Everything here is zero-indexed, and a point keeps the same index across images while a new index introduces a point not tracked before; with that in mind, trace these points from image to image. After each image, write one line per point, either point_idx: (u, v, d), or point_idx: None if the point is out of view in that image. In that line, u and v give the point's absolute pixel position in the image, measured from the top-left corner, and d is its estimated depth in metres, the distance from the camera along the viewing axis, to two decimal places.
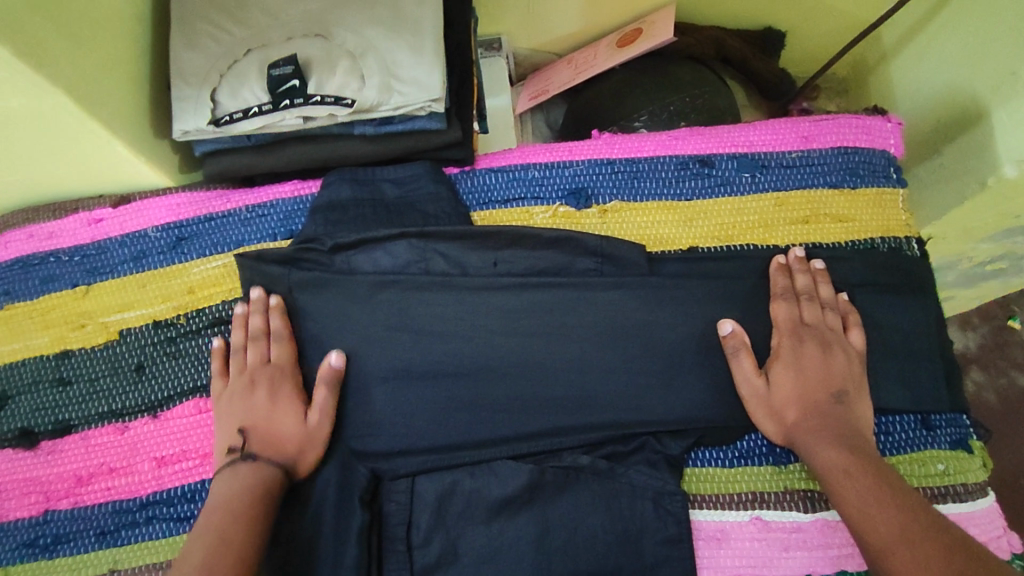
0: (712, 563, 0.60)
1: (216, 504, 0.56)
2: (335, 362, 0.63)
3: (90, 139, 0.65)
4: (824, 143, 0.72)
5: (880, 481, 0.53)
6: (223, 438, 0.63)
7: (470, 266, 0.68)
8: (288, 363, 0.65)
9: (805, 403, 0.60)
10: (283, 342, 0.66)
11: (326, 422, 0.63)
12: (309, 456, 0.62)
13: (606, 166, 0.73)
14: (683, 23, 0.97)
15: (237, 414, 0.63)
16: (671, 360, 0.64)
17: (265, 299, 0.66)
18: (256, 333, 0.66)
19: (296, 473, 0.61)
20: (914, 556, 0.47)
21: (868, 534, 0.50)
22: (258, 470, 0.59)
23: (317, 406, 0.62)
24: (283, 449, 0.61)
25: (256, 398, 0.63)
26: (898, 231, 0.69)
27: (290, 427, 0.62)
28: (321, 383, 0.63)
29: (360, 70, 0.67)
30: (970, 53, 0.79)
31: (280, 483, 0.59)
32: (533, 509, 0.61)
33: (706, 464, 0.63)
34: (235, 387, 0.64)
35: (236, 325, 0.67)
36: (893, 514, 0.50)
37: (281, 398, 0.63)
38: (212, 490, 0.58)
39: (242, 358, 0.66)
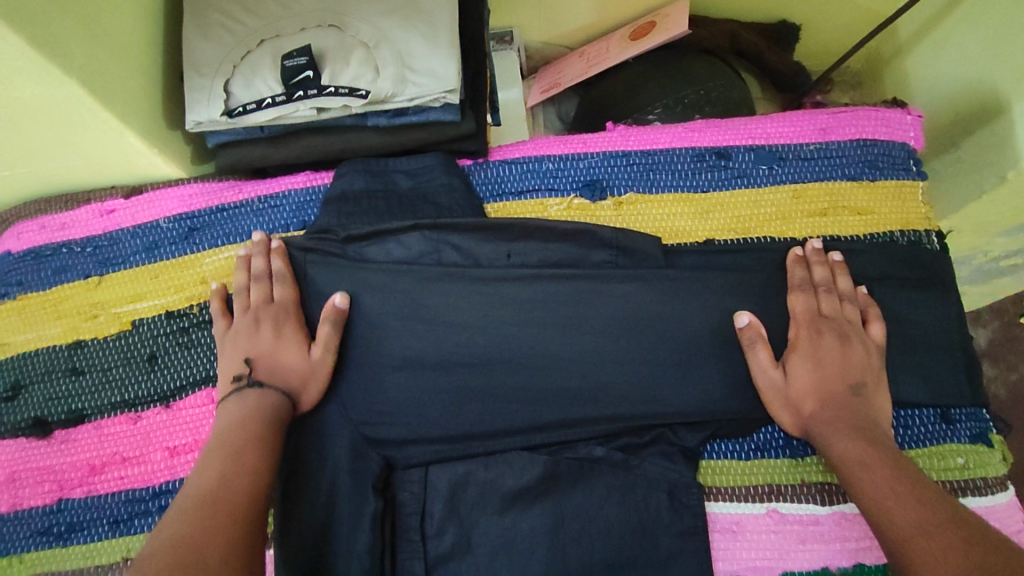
0: (727, 556, 0.60)
1: (223, 430, 0.57)
2: (339, 303, 0.64)
3: (103, 129, 0.65)
4: (842, 135, 0.71)
5: (899, 474, 0.52)
6: (227, 371, 0.63)
7: (484, 257, 0.67)
8: (291, 301, 0.65)
9: (824, 395, 0.59)
10: (286, 283, 0.66)
11: (329, 357, 0.63)
12: (313, 388, 0.62)
13: (621, 157, 0.72)
14: (696, 16, 0.96)
15: (241, 349, 0.63)
16: (686, 352, 0.63)
17: (267, 242, 0.67)
18: (259, 274, 0.66)
19: (300, 402, 0.62)
20: (932, 545, 0.46)
21: (885, 524, 0.50)
22: (263, 396, 0.60)
23: (320, 341, 0.63)
24: (287, 380, 0.61)
25: (259, 333, 0.64)
26: (918, 224, 0.68)
27: (293, 359, 0.62)
28: (324, 321, 0.63)
29: (374, 60, 0.66)
30: (990, 46, 0.78)
31: (285, 411, 0.60)
32: (547, 500, 0.60)
33: (721, 457, 0.63)
34: (239, 326, 0.65)
35: (239, 268, 0.67)
36: (913, 506, 0.49)
37: (285, 333, 0.64)
38: (217, 419, 0.58)
39: (245, 297, 0.66)
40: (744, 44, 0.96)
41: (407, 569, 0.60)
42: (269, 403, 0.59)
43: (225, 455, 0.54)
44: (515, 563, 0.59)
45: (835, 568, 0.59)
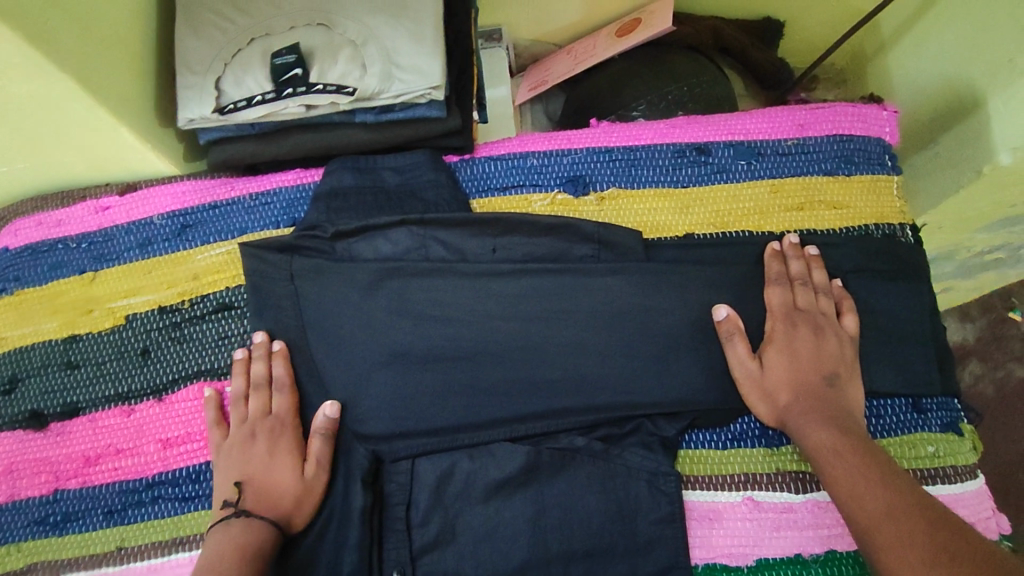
0: (704, 543, 0.61)
1: (209, 562, 0.55)
2: (331, 413, 0.64)
3: (97, 126, 0.66)
4: (819, 131, 0.72)
5: (869, 461, 0.54)
6: (219, 494, 0.63)
7: (469, 252, 0.69)
8: (287, 415, 0.66)
9: (799, 386, 0.61)
10: (284, 392, 0.66)
11: (322, 476, 0.63)
12: (304, 510, 0.62)
13: (604, 154, 0.74)
14: (682, 13, 0.98)
15: (235, 467, 0.63)
16: (667, 344, 0.65)
17: (267, 344, 0.67)
18: (257, 381, 0.66)
19: (291, 525, 0.61)
20: (898, 530, 0.48)
21: (855, 509, 0.52)
22: (251, 526, 0.58)
23: (313, 457, 0.63)
24: (278, 503, 0.61)
25: (254, 453, 0.64)
26: (892, 218, 0.69)
27: (286, 479, 0.62)
28: (317, 434, 0.63)
29: (361, 58, 0.68)
30: (968, 42, 0.79)
31: (273, 540, 0.59)
32: (530, 490, 0.62)
33: (699, 446, 0.64)
34: (234, 440, 0.65)
35: (237, 371, 0.68)
36: (881, 491, 0.51)
37: (280, 451, 0.64)
38: (205, 546, 0.58)
39: (241, 408, 0.67)
40: (729, 41, 0.97)
41: (394, 558, 0.61)
42: (259, 532, 0.58)
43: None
44: (498, 550, 0.61)
45: (808, 555, 0.61)
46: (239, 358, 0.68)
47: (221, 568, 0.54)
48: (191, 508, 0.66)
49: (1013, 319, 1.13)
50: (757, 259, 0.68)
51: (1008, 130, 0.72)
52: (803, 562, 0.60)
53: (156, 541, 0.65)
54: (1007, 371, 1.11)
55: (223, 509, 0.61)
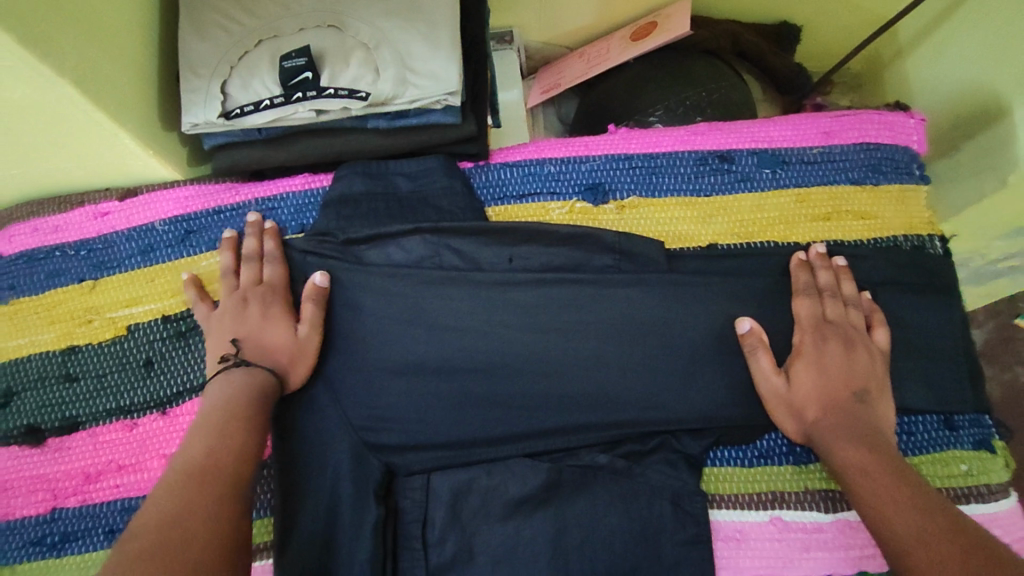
0: (730, 563, 0.59)
1: (210, 408, 0.55)
2: (321, 280, 0.63)
3: (96, 131, 0.63)
4: (845, 139, 0.71)
5: (904, 484, 0.51)
6: (213, 354, 0.62)
7: (485, 261, 0.66)
8: (280, 281, 0.65)
9: (828, 401, 0.59)
10: (276, 263, 0.66)
11: (315, 335, 0.62)
12: (299, 368, 0.61)
13: (623, 161, 0.72)
14: (697, 17, 0.96)
15: (229, 328, 0.62)
16: (691, 358, 0.63)
17: (260, 223, 0.68)
18: (249, 255, 0.66)
19: (287, 381, 0.60)
20: (933, 557, 0.45)
21: (888, 537, 0.49)
22: (250, 374, 0.58)
23: (306, 318, 0.62)
24: (273, 359, 0.60)
25: (247, 315, 0.63)
26: (922, 229, 0.68)
27: (280, 336, 0.61)
28: (308, 299, 0.63)
29: (374, 62, 0.65)
30: (991, 49, 0.78)
31: (272, 391, 0.58)
32: (549, 508, 0.60)
33: (725, 464, 0.62)
34: (225, 307, 0.64)
35: (226, 249, 0.67)
36: (915, 517, 0.49)
37: (272, 312, 0.63)
38: (204, 395, 0.57)
39: (233, 279, 0.66)
40: (745, 45, 0.95)
41: None
42: (256, 382, 0.58)
43: (209, 437, 0.52)
44: (517, 571, 0.59)
45: None
46: (230, 236, 0.67)
47: (228, 406, 0.55)
48: None
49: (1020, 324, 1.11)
50: (786, 271, 0.65)
51: None
52: None
53: None
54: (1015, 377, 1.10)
55: (219, 364, 0.60)
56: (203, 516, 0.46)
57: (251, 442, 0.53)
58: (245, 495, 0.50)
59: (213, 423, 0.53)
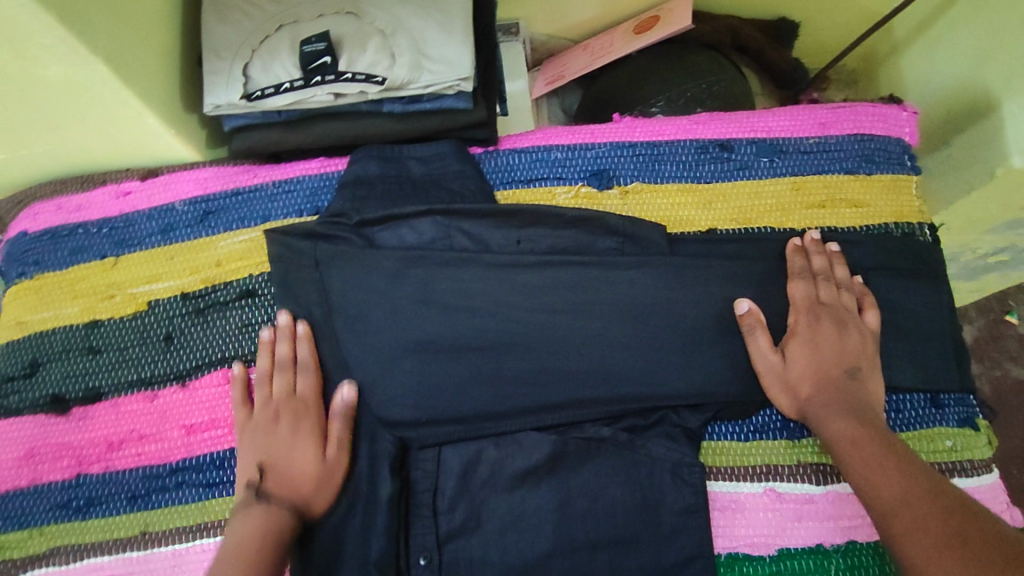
0: (726, 532, 0.62)
1: (229, 546, 0.55)
2: (349, 394, 0.64)
3: (123, 110, 0.66)
4: (841, 130, 0.74)
5: (889, 453, 0.55)
6: (242, 472, 0.62)
7: (494, 243, 0.69)
8: (312, 397, 0.66)
9: (821, 378, 0.62)
10: (309, 372, 0.66)
11: (343, 456, 0.63)
12: (325, 492, 0.61)
13: (627, 148, 0.74)
14: (699, 12, 0.98)
15: (259, 447, 0.63)
16: (690, 337, 0.66)
17: (291, 325, 0.67)
18: (283, 362, 0.66)
19: (311, 508, 0.61)
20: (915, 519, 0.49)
21: (875, 502, 0.52)
22: (271, 511, 0.58)
23: (333, 438, 0.63)
24: (299, 486, 0.60)
25: (277, 432, 0.63)
26: (912, 217, 0.71)
27: (308, 461, 0.62)
28: (335, 417, 0.64)
29: (391, 48, 0.68)
30: (983, 46, 0.81)
31: (293, 528, 0.58)
32: (554, 478, 0.63)
33: (722, 438, 0.66)
34: (257, 422, 0.64)
35: (261, 353, 0.68)
36: (898, 482, 0.52)
37: (302, 431, 0.63)
38: (226, 530, 0.57)
39: (267, 389, 0.67)
40: (746, 41, 0.98)
41: (420, 544, 0.62)
42: (281, 518, 0.58)
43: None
44: (523, 538, 0.61)
45: (829, 545, 0.62)
46: (264, 337, 0.68)
47: (243, 548, 0.55)
48: (216, 494, 0.66)
49: (1009, 321, 1.15)
50: (782, 257, 0.69)
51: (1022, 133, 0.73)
52: (824, 552, 0.62)
53: (181, 526, 0.65)
54: (1004, 372, 1.13)
55: (246, 488, 0.60)
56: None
57: None
58: None
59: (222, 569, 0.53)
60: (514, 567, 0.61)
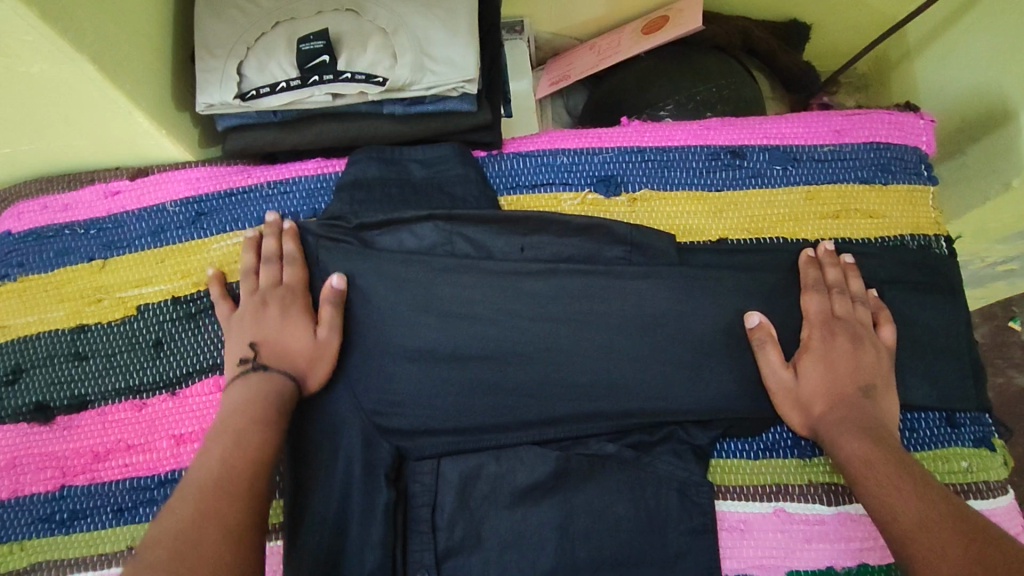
0: (734, 553, 0.60)
1: (229, 411, 0.56)
2: (337, 283, 0.63)
3: (110, 109, 0.63)
4: (856, 138, 0.71)
5: (906, 474, 0.52)
6: (233, 355, 0.62)
7: (497, 250, 0.67)
8: (299, 284, 0.65)
9: (835, 396, 0.60)
10: (296, 264, 0.65)
11: (336, 337, 0.62)
12: (319, 369, 0.61)
13: (636, 154, 0.72)
14: (709, 13, 0.96)
15: (249, 330, 0.62)
16: (700, 350, 0.63)
17: (279, 223, 0.67)
18: (269, 255, 0.65)
19: (307, 384, 0.61)
20: (939, 546, 0.46)
21: (892, 524, 0.50)
22: (268, 382, 0.58)
23: (325, 320, 0.62)
24: (293, 362, 0.61)
25: (266, 317, 0.63)
26: (928, 229, 0.69)
27: (300, 339, 0.61)
28: (324, 302, 0.63)
29: (392, 46, 0.65)
30: (1001, 53, 0.78)
31: (292, 394, 0.59)
32: (557, 496, 0.61)
33: (731, 456, 0.63)
34: (245, 308, 0.64)
35: (246, 248, 0.67)
36: (917, 506, 0.50)
37: (292, 314, 0.63)
38: (224, 399, 0.58)
39: (254, 279, 0.66)
40: (757, 42, 0.96)
41: (418, 562, 0.60)
42: (277, 390, 0.58)
43: (224, 441, 0.53)
44: (523, 557, 0.59)
45: (839, 568, 0.60)
46: (249, 235, 0.67)
47: (245, 411, 0.55)
48: None
49: (1013, 328, 1.13)
50: (798, 264, 0.66)
51: None
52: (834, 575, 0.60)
53: None
54: (1007, 380, 1.12)
55: (239, 366, 0.61)
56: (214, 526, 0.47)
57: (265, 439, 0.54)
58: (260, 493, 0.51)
59: (228, 431, 0.54)
60: None
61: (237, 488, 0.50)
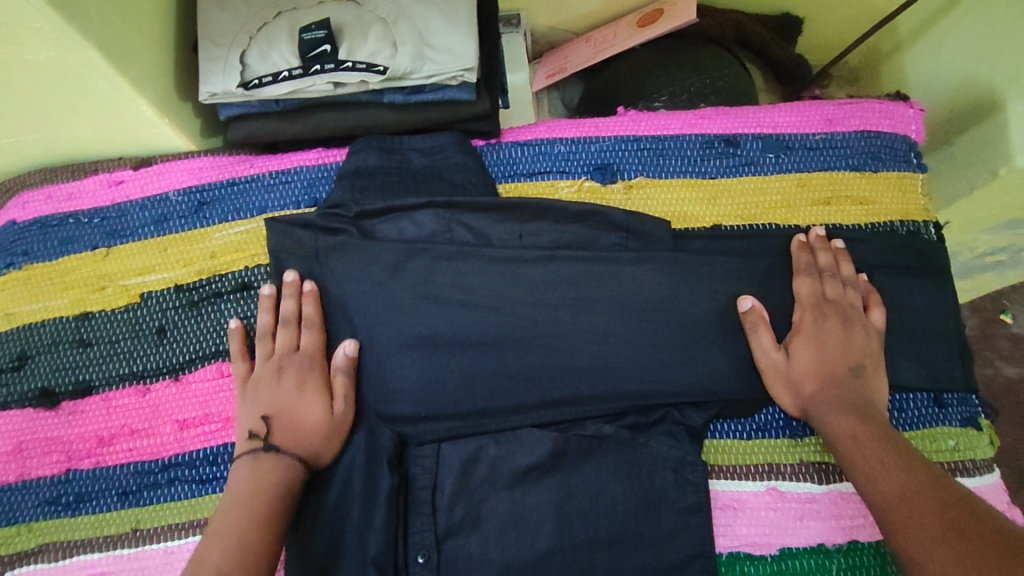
0: (728, 531, 0.62)
1: (236, 500, 0.56)
2: (351, 351, 0.64)
3: (114, 97, 0.64)
4: (847, 127, 0.73)
5: (890, 449, 0.54)
6: (244, 425, 0.62)
7: (495, 237, 0.68)
8: (316, 350, 0.65)
9: (826, 376, 0.61)
10: (313, 329, 0.65)
11: (349, 413, 0.63)
12: (330, 447, 0.61)
13: (632, 142, 0.73)
14: (703, 6, 0.97)
15: (262, 400, 0.62)
16: (695, 334, 0.65)
17: (298, 283, 0.66)
18: (287, 318, 0.65)
19: (318, 461, 0.61)
20: (916, 517, 0.48)
21: (877, 500, 0.52)
22: (280, 462, 0.59)
23: (339, 394, 0.63)
24: (304, 442, 0.60)
25: (282, 386, 0.63)
26: (917, 215, 0.70)
27: (315, 416, 0.61)
28: (337, 372, 0.64)
29: (392, 36, 0.66)
30: (988, 45, 0.80)
31: (301, 477, 0.59)
32: (555, 477, 0.61)
33: (725, 436, 0.65)
34: (259, 375, 0.64)
35: (264, 307, 0.66)
36: (898, 480, 0.52)
37: (307, 389, 0.63)
38: (234, 477, 0.58)
39: (269, 343, 0.66)
40: (749, 35, 0.97)
41: (418, 541, 0.60)
42: (289, 472, 0.58)
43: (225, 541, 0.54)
44: (523, 537, 0.60)
45: (831, 545, 0.61)
46: (266, 292, 0.66)
47: (251, 502, 0.56)
48: (209, 490, 0.65)
49: (1002, 320, 1.15)
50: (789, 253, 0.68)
51: None
52: (826, 552, 0.61)
53: (173, 523, 0.64)
54: (996, 370, 1.13)
55: (251, 440, 0.61)
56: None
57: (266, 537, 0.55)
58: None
59: (230, 530, 0.54)
60: (513, 566, 0.59)
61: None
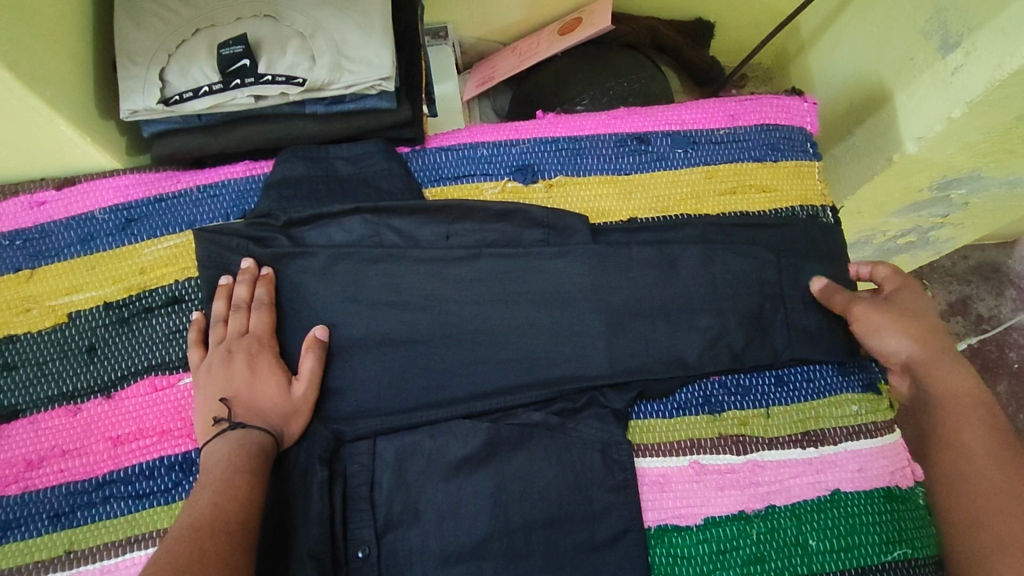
0: (655, 506, 0.65)
1: (210, 481, 0.55)
2: (321, 334, 0.65)
3: (32, 118, 0.64)
4: (748, 121, 0.79)
5: (996, 430, 0.59)
6: (204, 410, 0.62)
7: (423, 238, 0.70)
8: (266, 332, 0.65)
9: (929, 321, 0.65)
10: (263, 311, 0.65)
11: (312, 394, 0.64)
12: (294, 426, 0.62)
13: (551, 143, 0.77)
14: (620, 14, 1.03)
15: (217, 384, 0.62)
16: (616, 320, 0.68)
17: (254, 269, 0.67)
18: (239, 302, 0.65)
19: (284, 438, 0.62)
20: (1013, 508, 0.54)
21: (961, 472, 0.58)
22: (246, 438, 0.59)
23: (303, 375, 0.63)
24: (268, 418, 0.61)
25: (233, 369, 0.63)
26: (815, 201, 0.76)
27: (274, 395, 0.62)
28: (307, 352, 0.64)
29: (311, 49, 0.68)
30: (875, 42, 0.87)
31: (270, 452, 0.59)
32: (490, 466, 0.63)
33: (648, 416, 0.68)
34: (211, 360, 0.64)
35: (218, 295, 0.67)
36: (994, 463, 0.57)
37: (260, 367, 0.63)
38: (204, 456, 0.59)
39: (221, 328, 0.66)
40: (664, 40, 1.03)
41: (357, 537, 0.61)
42: (255, 447, 0.58)
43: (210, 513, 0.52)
44: (460, 527, 0.61)
45: (750, 511, 0.65)
46: (224, 282, 0.67)
47: (230, 484, 0.55)
48: (146, 504, 0.64)
49: None
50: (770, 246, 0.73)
51: (912, 121, 0.78)
52: (747, 518, 0.65)
53: (107, 542, 0.63)
54: None
55: (215, 425, 0.61)
56: (222, 568, 0.49)
57: (249, 514, 0.54)
58: (242, 566, 0.50)
59: (207, 506, 0.53)
60: (453, 555, 0.60)
61: (214, 553, 0.49)
